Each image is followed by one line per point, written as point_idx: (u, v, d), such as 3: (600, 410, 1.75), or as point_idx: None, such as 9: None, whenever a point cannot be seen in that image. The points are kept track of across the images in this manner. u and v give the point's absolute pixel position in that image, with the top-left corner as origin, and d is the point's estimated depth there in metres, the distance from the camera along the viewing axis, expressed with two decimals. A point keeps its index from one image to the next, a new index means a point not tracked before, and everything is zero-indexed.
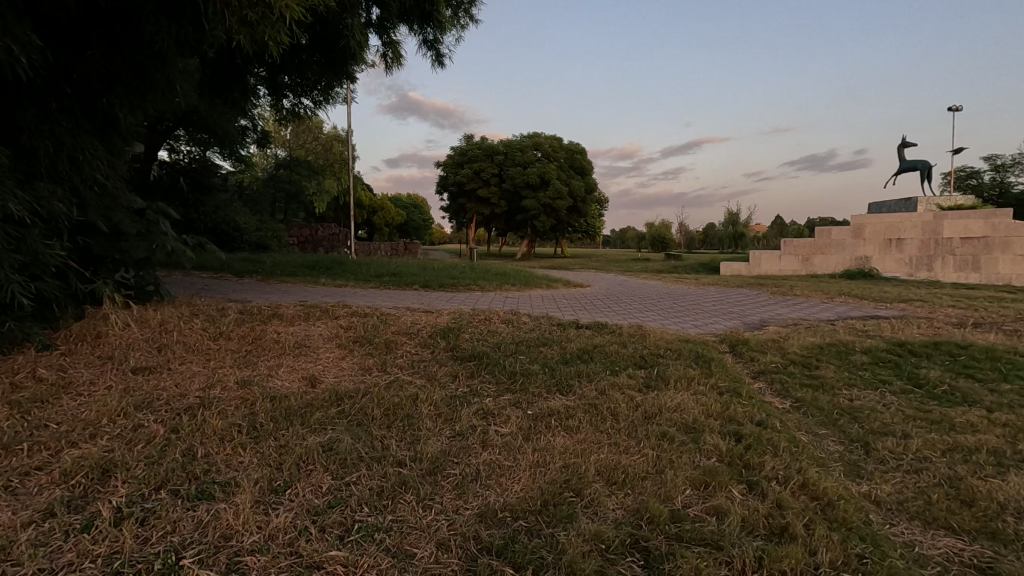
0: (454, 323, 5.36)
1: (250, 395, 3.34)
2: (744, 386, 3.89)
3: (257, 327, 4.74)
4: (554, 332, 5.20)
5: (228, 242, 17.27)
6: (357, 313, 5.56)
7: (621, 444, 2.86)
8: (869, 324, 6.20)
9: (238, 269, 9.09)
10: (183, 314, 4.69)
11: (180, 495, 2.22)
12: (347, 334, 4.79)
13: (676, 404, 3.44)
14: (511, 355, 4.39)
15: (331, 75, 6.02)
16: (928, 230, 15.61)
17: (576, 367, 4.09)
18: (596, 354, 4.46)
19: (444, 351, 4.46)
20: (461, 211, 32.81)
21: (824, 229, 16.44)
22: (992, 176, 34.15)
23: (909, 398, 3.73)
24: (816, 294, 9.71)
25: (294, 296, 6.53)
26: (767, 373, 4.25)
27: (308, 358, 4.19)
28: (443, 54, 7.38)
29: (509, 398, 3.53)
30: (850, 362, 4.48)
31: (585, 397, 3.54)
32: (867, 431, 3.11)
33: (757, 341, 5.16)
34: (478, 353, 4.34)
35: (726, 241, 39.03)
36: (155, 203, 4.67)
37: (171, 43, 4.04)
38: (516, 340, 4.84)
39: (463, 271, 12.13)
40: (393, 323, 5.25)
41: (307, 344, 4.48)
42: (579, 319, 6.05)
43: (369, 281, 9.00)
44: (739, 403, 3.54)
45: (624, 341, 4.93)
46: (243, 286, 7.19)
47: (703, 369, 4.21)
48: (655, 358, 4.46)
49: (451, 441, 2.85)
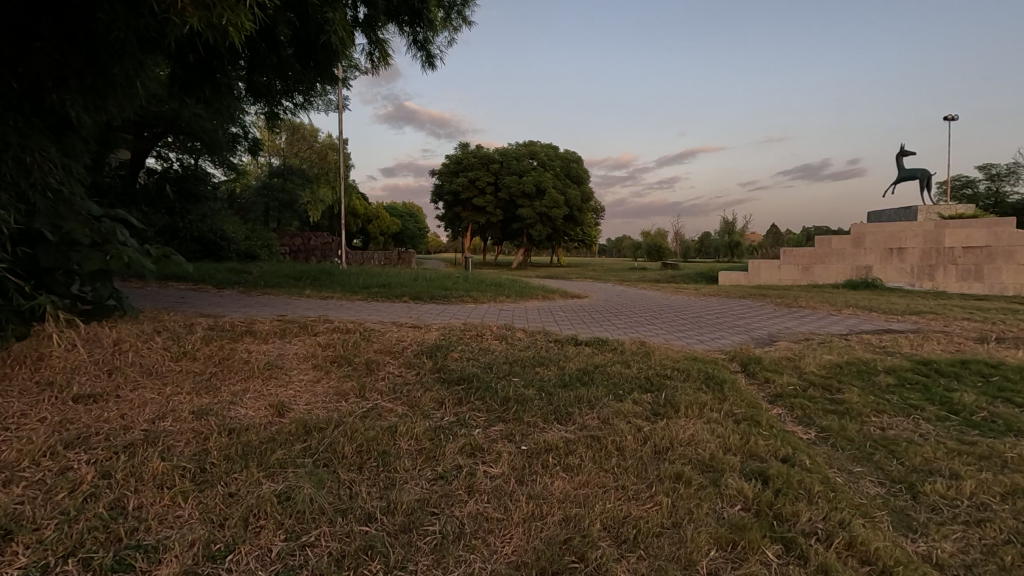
0: (442, 340, 4.95)
1: (206, 428, 2.93)
2: (762, 414, 3.51)
3: (226, 346, 4.33)
4: (551, 351, 4.79)
5: (215, 252, 16.08)
6: (339, 329, 5.15)
7: (629, 488, 2.48)
8: (886, 340, 5.82)
9: (219, 280, 8.66)
10: (144, 332, 4.27)
11: (91, 567, 1.82)
12: (325, 353, 4.38)
13: (689, 436, 3.04)
14: (504, 377, 3.98)
15: (313, 76, 5.66)
16: (930, 239, 15.32)
17: (575, 391, 3.69)
18: (597, 375, 4.06)
19: (431, 373, 4.05)
20: (456, 220, 32.50)
21: (825, 238, 16.14)
22: (988, 186, 34.35)
23: (948, 426, 3.34)
24: (823, 306, 9.36)
25: (274, 309, 6.12)
26: (786, 397, 3.86)
27: (278, 382, 3.77)
28: (434, 55, 7.04)
29: (500, 429, 3.13)
30: (875, 384, 4.10)
31: (586, 429, 3.14)
32: (909, 471, 2.73)
33: (770, 359, 4.77)
34: (468, 374, 3.94)
35: (722, 250, 38.80)
36: (114, 210, 4.27)
37: (130, 35, 3.66)
38: (509, 359, 4.42)
39: (456, 280, 11.74)
40: (377, 341, 4.83)
41: (281, 365, 4.07)
42: (578, 334, 5.66)
43: (356, 292, 8.59)
44: (759, 435, 3.14)
45: (627, 361, 4.53)
46: (220, 299, 6.75)
47: (716, 393, 3.81)
48: (662, 379, 4.06)
49: (433, 487, 2.44)
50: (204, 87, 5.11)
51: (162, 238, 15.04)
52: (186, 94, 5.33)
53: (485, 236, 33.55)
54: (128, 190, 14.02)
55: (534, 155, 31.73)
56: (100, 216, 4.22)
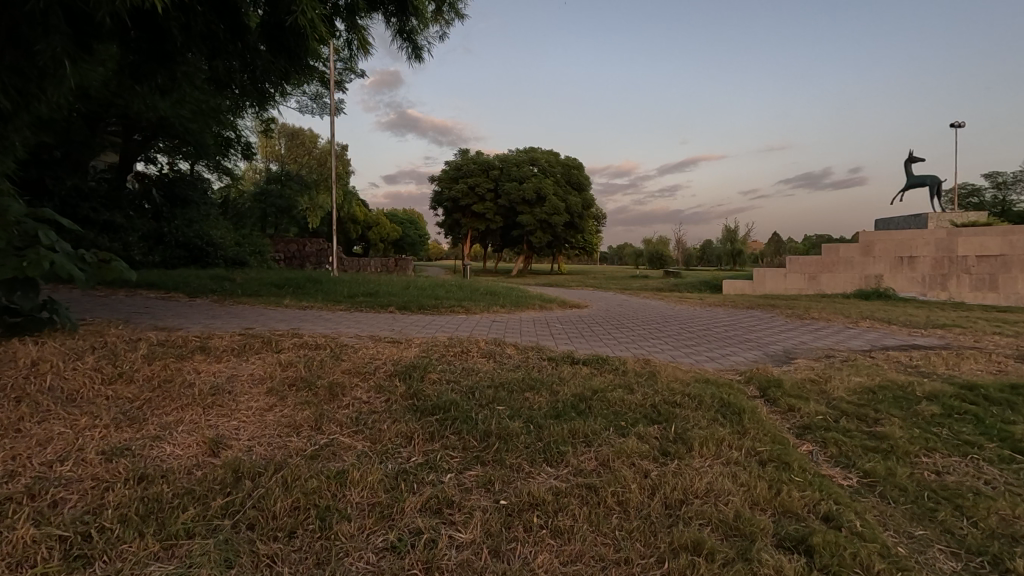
0: (421, 359, 4.39)
1: (111, 475, 2.37)
2: (792, 453, 2.95)
3: (171, 365, 3.77)
4: (543, 372, 4.23)
5: (201, 259, 14.79)
6: (307, 345, 4.60)
7: (635, 565, 1.94)
8: (917, 359, 5.23)
9: (194, 288, 8.14)
10: (75, 349, 3.73)
11: None
12: (283, 375, 3.81)
13: (708, 486, 2.49)
14: (487, 404, 3.42)
15: (286, 67, 5.16)
16: (942, 248, 14.75)
17: (569, 423, 3.14)
18: (596, 403, 3.50)
19: (403, 400, 3.48)
20: (455, 227, 31.73)
21: (833, 246, 15.61)
22: (994, 195, 34.13)
23: (1016, 471, 2.78)
24: (838, 317, 8.78)
25: (241, 321, 5.60)
26: (816, 430, 3.29)
27: (222, 411, 3.22)
28: (420, 49, 6.58)
29: (477, 476, 2.58)
30: (917, 414, 3.53)
31: (581, 476, 2.59)
32: (988, 537, 2.18)
33: (792, 382, 4.20)
34: (446, 401, 3.39)
35: (725, 258, 38.28)
36: (42, 210, 3.74)
37: (52, 6, 3.17)
38: (495, 382, 3.86)
39: (450, 289, 11.20)
40: (347, 359, 4.29)
41: (230, 389, 3.51)
42: (574, 351, 5.11)
43: (340, 302, 8.06)
44: (791, 482, 2.59)
45: (630, 384, 3.97)
46: (187, 310, 6.21)
47: (734, 425, 3.25)
48: (671, 408, 3.50)
49: (379, 565, 1.90)
50: (158, 73, 4.62)
51: (146, 242, 13.78)
52: (139, 83, 4.82)
53: (484, 243, 33.05)
54: (114, 194, 13.56)
55: (534, 162, 31.21)
56: (24, 217, 3.67)
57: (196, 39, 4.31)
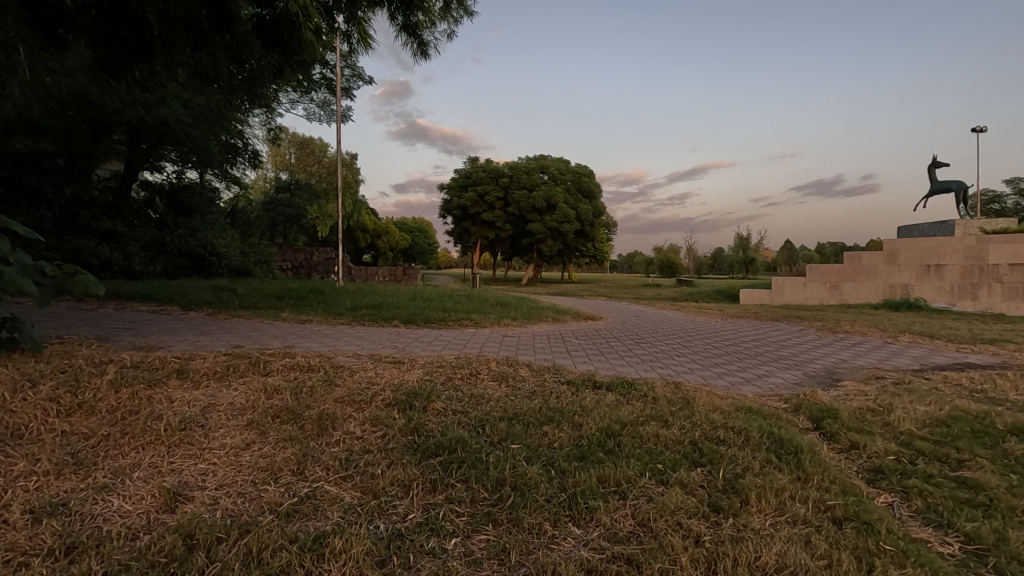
0: (424, 383, 3.91)
1: (32, 546, 1.92)
2: (872, 507, 2.43)
3: (141, 393, 3.32)
4: (562, 399, 3.72)
5: (205, 269, 14.19)
6: (299, 367, 4.14)
7: None
8: (980, 381, 4.65)
9: (188, 301, 7.73)
10: (32, 375, 3.30)
11: None
12: (267, 405, 3.33)
13: (778, 561, 1.99)
14: (499, 443, 2.91)
15: (280, 61, 4.72)
16: (972, 256, 14.08)
17: (597, 468, 2.64)
18: (627, 440, 3.00)
19: (401, 436, 3.00)
20: (464, 236, 31.34)
21: (856, 254, 15.00)
22: (1016, 202, 33.32)
23: None
24: (874, 331, 8.17)
25: (232, 338, 5.17)
26: (892, 475, 2.77)
27: (189, 450, 2.75)
28: (424, 46, 6.21)
29: (488, 541, 2.10)
30: (1007, 454, 2.99)
31: (618, 544, 2.09)
32: None
33: (848, 412, 3.65)
34: (452, 438, 2.90)
35: (737, 266, 37.62)
36: None
37: None
38: (508, 413, 3.36)
39: (458, 299, 10.73)
40: (341, 384, 3.80)
41: (202, 422, 3.05)
42: (595, 373, 4.62)
43: (342, 314, 7.63)
44: (881, 554, 2.07)
45: (663, 415, 3.46)
46: (176, 325, 5.80)
47: (795, 470, 2.73)
48: (715, 447, 2.99)
49: None
50: (138, 66, 4.25)
51: (148, 252, 13.18)
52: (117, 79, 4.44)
53: (493, 251, 32.60)
54: (117, 203, 13.30)
55: (544, 170, 30.76)
56: None
57: (176, 26, 3.96)
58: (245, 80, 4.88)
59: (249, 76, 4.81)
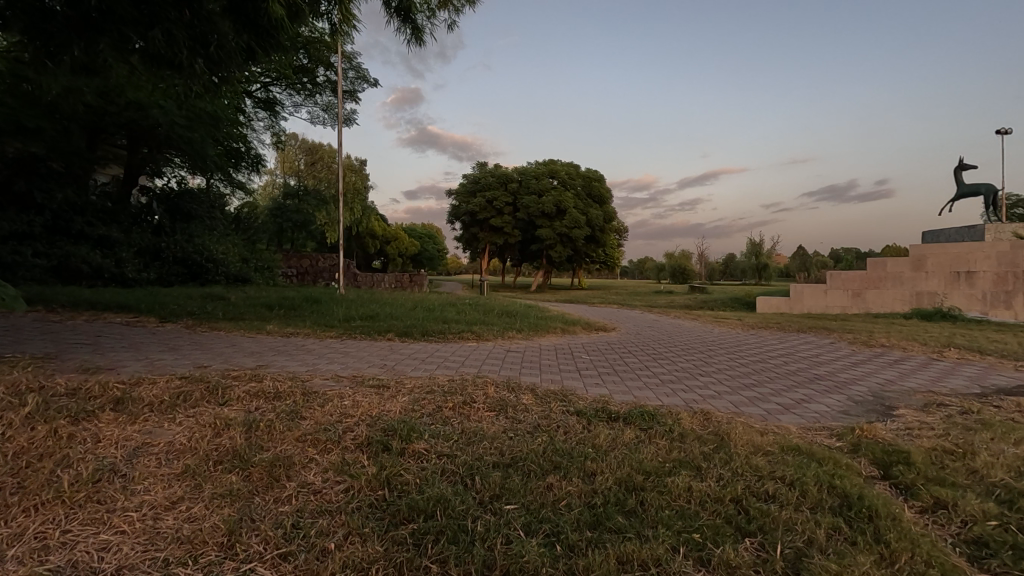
0: (409, 416, 3.28)
1: None
2: None
3: (60, 428, 2.75)
4: (571, 437, 3.08)
5: (200, 276, 13.41)
6: (262, 394, 3.54)
7: None
8: None
9: (169, 311, 7.20)
10: None
11: None
12: (213, 446, 2.74)
13: None
14: (489, 505, 2.28)
15: (251, 43, 4.28)
16: (1005, 263, 13.29)
17: (617, 544, 2.00)
18: (653, 498, 2.37)
19: (368, 491, 2.39)
20: (472, 241, 30.77)
21: (880, 260, 14.21)
22: None
23: None
24: (916, 346, 7.41)
25: (199, 356, 4.60)
26: (1002, 552, 2.12)
27: (94, 513, 2.16)
28: (420, 32, 5.70)
29: None
30: None
31: None
32: None
33: (922, 455, 2.98)
34: (431, 497, 2.28)
35: (752, 273, 36.74)
36: None
37: None
38: (506, 458, 2.74)
39: (461, 309, 10.09)
40: (309, 416, 3.20)
41: (125, 471, 2.46)
42: (610, 400, 3.97)
43: (331, 326, 7.04)
44: None
45: (694, 460, 2.81)
46: (142, 339, 5.25)
47: (874, 546, 2.08)
48: (766, 506, 2.34)
49: None
50: None
51: (142, 258, 12.67)
52: None
53: (501, 258, 31.96)
54: (112, 208, 12.97)
55: (553, 175, 30.13)
56: None
57: None
58: (215, 71, 4.43)
59: (218, 63, 4.34)
